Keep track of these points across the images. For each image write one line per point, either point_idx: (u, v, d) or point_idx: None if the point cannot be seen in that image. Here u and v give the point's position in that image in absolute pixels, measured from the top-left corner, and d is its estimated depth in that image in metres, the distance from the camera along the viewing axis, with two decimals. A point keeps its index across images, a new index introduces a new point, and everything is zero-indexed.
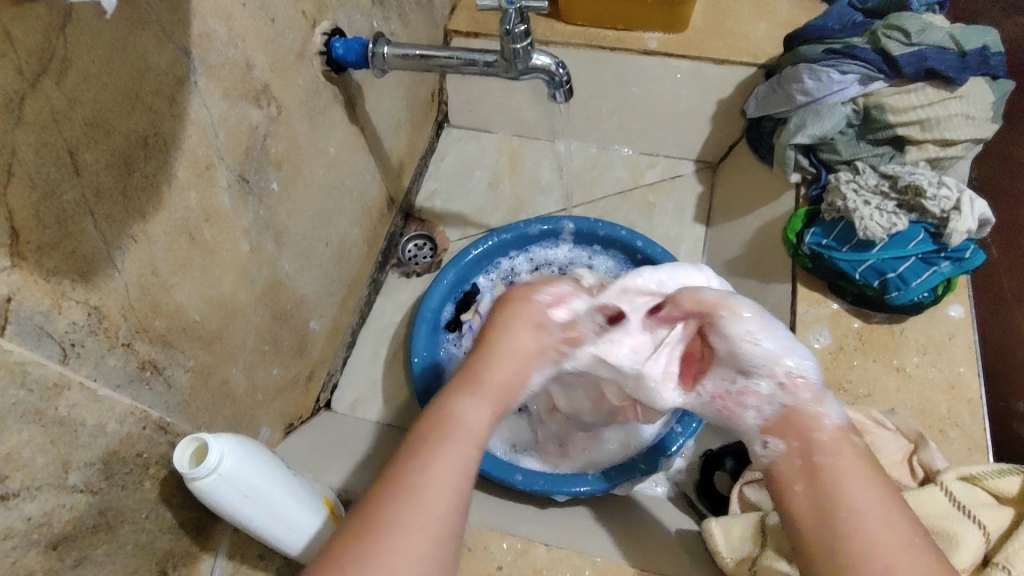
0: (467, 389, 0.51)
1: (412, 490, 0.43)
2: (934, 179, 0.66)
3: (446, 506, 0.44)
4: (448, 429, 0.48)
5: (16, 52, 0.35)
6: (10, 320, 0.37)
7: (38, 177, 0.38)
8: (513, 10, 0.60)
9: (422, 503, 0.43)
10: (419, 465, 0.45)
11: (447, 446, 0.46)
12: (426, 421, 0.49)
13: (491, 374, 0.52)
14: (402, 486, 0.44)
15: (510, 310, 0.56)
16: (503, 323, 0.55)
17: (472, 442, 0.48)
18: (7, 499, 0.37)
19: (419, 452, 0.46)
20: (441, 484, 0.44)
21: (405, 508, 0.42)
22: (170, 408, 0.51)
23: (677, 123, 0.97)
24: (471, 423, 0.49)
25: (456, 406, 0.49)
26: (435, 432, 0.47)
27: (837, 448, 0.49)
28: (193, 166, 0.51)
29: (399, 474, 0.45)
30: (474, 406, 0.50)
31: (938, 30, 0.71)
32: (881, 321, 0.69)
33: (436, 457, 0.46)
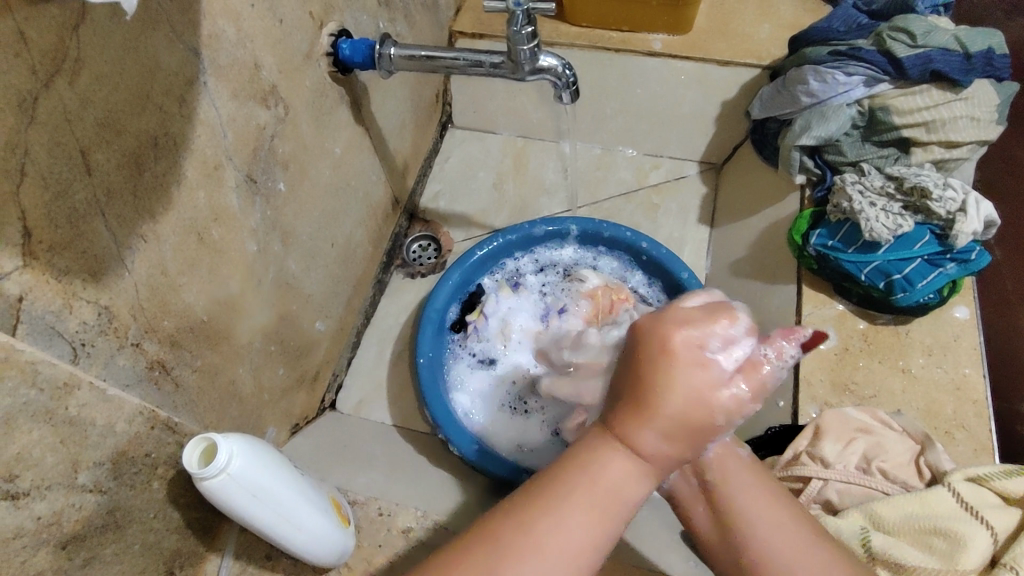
0: (628, 437, 0.40)
1: (541, 555, 0.39)
2: (940, 181, 0.66)
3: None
4: (591, 486, 0.40)
5: (29, 52, 0.35)
6: (22, 319, 0.37)
7: (50, 177, 0.38)
8: (520, 11, 0.60)
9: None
10: (541, 513, 0.40)
11: (578, 500, 0.40)
12: (576, 465, 0.41)
13: (648, 433, 0.39)
14: (531, 544, 0.39)
15: (679, 358, 0.39)
16: (666, 372, 0.39)
17: (620, 513, 0.40)
18: (18, 498, 0.37)
19: (558, 510, 0.40)
20: (570, 555, 0.39)
21: (531, 574, 0.38)
22: (177, 407, 0.51)
23: (681, 124, 0.97)
24: (621, 488, 0.40)
25: (604, 456, 0.40)
26: (583, 489, 0.40)
27: (724, 466, 0.48)
28: (202, 166, 0.51)
29: (533, 529, 0.40)
30: (628, 465, 0.40)
31: (943, 32, 0.71)
32: (887, 322, 0.69)
33: (574, 523, 0.40)
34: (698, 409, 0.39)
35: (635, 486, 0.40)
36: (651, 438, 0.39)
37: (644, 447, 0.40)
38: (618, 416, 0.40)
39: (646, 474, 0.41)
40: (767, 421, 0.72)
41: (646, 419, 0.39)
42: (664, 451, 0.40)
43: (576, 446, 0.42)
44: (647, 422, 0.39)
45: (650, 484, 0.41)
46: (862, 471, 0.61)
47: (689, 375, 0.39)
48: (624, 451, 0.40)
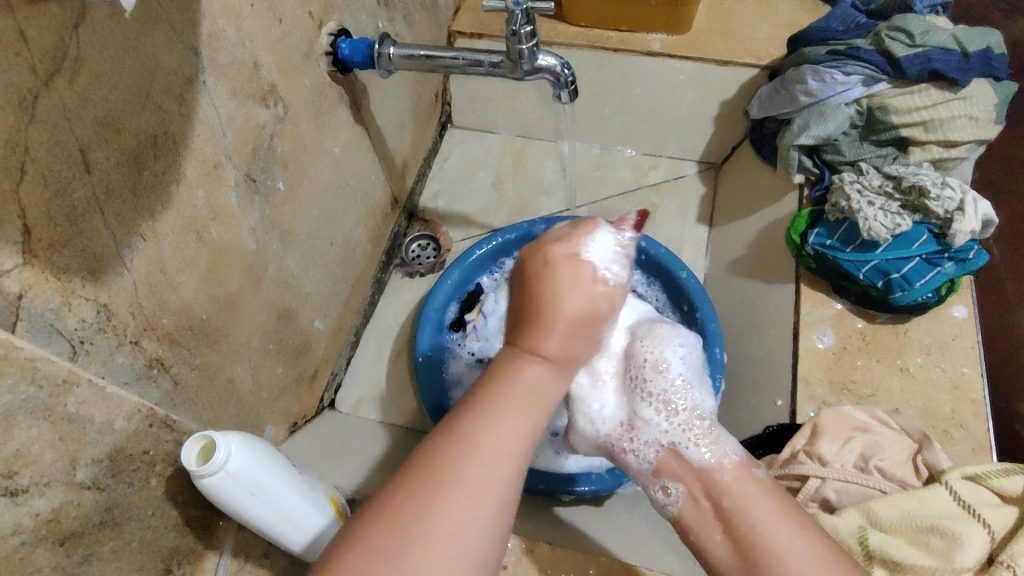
0: (535, 346, 0.51)
1: (479, 451, 0.44)
2: (937, 180, 0.66)
3: (511, 469, 0.45)
4: (508, 387, 0.48)
5: (30, 51, 0.35)
6: (22, 316, 0.37)
7: (50, 175, 0.38)
8: (519, 11, 0.60)
9: (484, 467, 0.44)
10: (472, 421, 0.46)
11: (502, 403, 0.47)
12: (495, 379, 0.49)
13: (552, 341, 0.51)
14: (469, 445, 0.44)
15: (564, 273, 0.53)
16: (556, 280, 0.53)
17: (539, 408, 0.48)
18: (17, 495, 0.37)
19: (487, 412, 0.46)
20: (506, 450, 0.45)
21: (472, 468, 0.43)
22: (176, 405, 0.51)
23: (680, 124, 0.97)
24: (537, 383, 0.49)
25: (517, 363, 0.50)
26: (501, 392, 0.48)
27: (741, 487, 0.52)
28: (201, 166, 0.52)
29: (466, 433, 0.45)
30: (537, 366, 0.50)
31: (942, 32, 0.71)
32: (885, 321, 0.69)
33: (501, 422, 0.46)
34: (590, 304, 0.53)
35: (545, 381, 0.50)
36: (555, 343, 0.51)
37: (549, 351, 0.51)
38: (520, 341, 0.52)
39: (554, 373, 0.51)
40: (765, 420, 0.73)
41: (548, 323, 0.51)
42: (565, 348, 0.52)
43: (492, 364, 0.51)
44: (546, 327, 0.51)
45: (557, 381, 0.51)
46: (860, 470, 0.61)
47: (573, 277, 0.53)
48: (533, 356, 0.50)
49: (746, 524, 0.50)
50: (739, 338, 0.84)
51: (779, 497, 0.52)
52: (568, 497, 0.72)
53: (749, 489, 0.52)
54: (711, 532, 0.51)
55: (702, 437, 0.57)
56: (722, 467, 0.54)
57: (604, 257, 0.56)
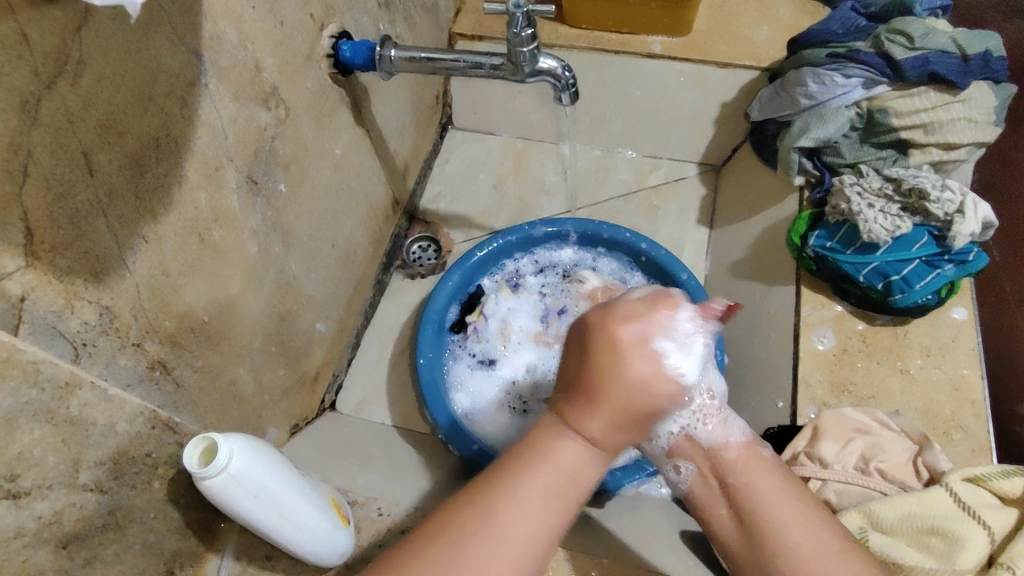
0: (585, 437, 0.45)
1: (503, 537, 0.42)
2: (938, 182, 0.67)
3: (531, 562, 0.43)
4: (541, 464, 0.45)
5: (33, 53, 0.35)
6: (25, 319, 0.37)
7: (52, 178, 0.38)
8: (520, 13, 0.60)
9: (509, 555, 0.42)
10: (500, 494, 0.44)
11: (534, 480, 0.44)
12: (532, 465, 0.45)
13: (598, 422, 0.45)
14: (494, 531, 0.42)
15: (629, 355, 0.46)
16: (616, 366, 0.46)
17: (570, 503, 0.45)
18: (20, 497, 0.37)
19: (517, 500, 0.43)
20: (530, 537, 0.43)
21: (492, 555, 0.42)
22: (179, 408, 0.51)
23: (680, 126, 0.97)
24: (576, 469, 0.45)
25: (558, 441, 0.46)
26: (540, 481, 0.44)
27: (747, 465, 0.53)
28: (203, 168, 0.52)
29: (489, 522, 0.42)
30: (580, 452, 0.45)
31: (941, 35, 0.71)
32: (885, 323, 0.69)
33: (531, 511, 0.43)
34: (654, 396, 0.47)
35: (587, 476, 0.45)
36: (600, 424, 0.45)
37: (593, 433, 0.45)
38: (567, 427, 0.46)
39: (596, 461, 0.46)
40: (766, 422, 0.73)
41: (608, 412, 0.45)
42: (621, 434, 0.47)
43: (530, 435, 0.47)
44: (597, 411, 0.45)
45: (596, 474, 0.46)
46: (860, 472, 0.61)
47: (635, 356, 0.46)
48: (578, 440, 0.45)
49: (754, 499, 0.51)
50: (740, 340, 0.85)
51: (786, 478, 0.53)
52: None
53: (758, 466, 0.53)
54: (717, 508, 0.54)
55: (715, 419, 0.55)
56: (727, 444, 0.55)
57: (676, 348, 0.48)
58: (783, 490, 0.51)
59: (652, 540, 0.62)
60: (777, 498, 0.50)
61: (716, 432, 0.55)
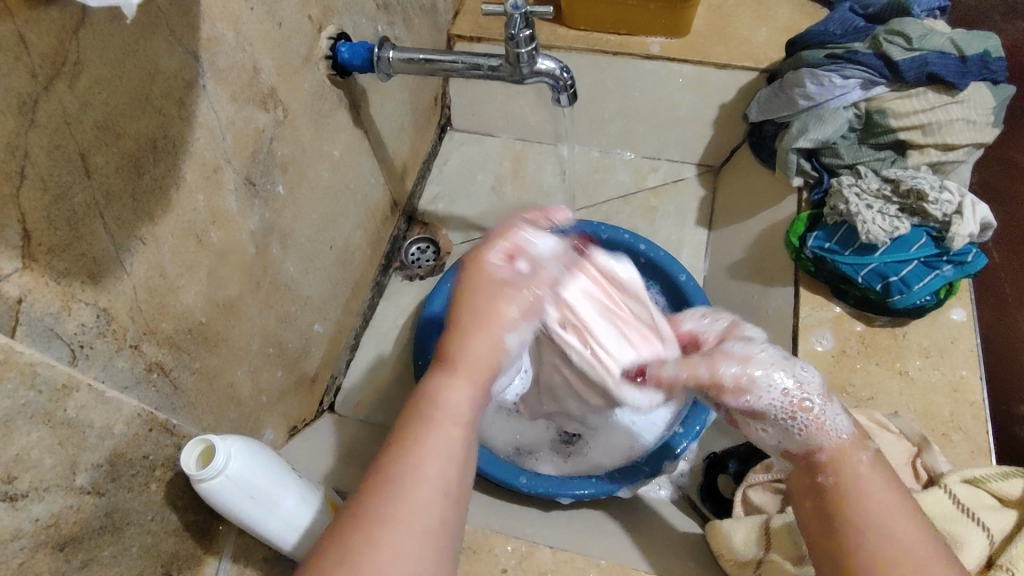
0: (446, 366, 0.47)
1: (399, 485, 0.41)
2: (935, 183, 0.67)
3: (432, 497, 0.41)
4: (430, 413, 0.45)
5: (30, 55, 0.35)
6: (21, 321, 0.37)
7: (49, 179, 0.38)
8: (518, 15, 0.61)
9: (410, 496, 0.41)
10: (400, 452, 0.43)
11: (427, 426, 0.44)
12: (408, 410, 0.46)
13: (470, 353, 0.47)
14: (388, 481, 0.41)
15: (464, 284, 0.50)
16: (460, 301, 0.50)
17: (456, 425, 0.45)
18: (16, 499, 0.37)
19: (402, 444, 0.43)
20: (428, 477, 0.42)
21: (391, 503, 0.40)
22: (176, 409, 0.51)
23: (679, 127, 0.98)
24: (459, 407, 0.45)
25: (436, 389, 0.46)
26: (420, 420, 0.44)
27: (839, 463, 0.48)
28: (201, 169, 0.52)
29: (388, 478, 0.41)
30: (450, 382, 0.46)
31: (940, 36, 0.71)
32: (884, 325, 0.69)
33: (423, 446, 0.43)
34: (499, 312, 0.49)
35: (466, 400, 0.46)
36: (476, 351, 0.48)
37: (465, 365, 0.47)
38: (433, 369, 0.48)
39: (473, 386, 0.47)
40: None
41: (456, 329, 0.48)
42: (483, 347, 0.48)
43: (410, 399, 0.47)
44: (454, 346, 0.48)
45: (477, 398, 0.47)
46: None
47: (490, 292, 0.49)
48: (446, 375, 0.47)
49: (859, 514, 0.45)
50: None
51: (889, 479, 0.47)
52: (568, 499, 0.71)
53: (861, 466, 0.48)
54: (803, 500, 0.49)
55: (813, 415, 0.50)
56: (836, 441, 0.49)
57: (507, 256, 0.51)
58: (891, 502, 0.46)
59: (650, 541, 0.62)
60: (891, 516, 0.45)
61: (813, 433, 0.50)
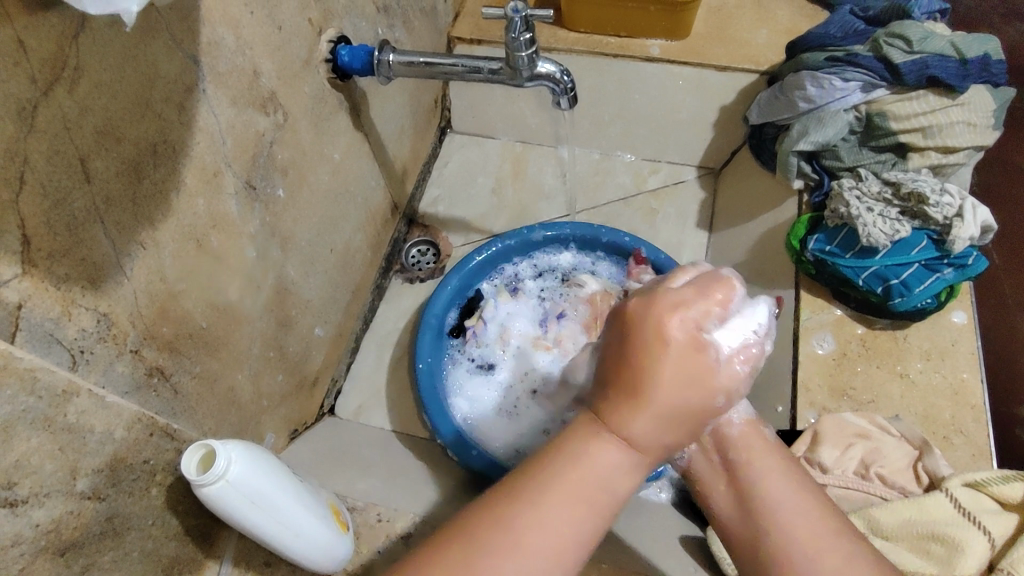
0: (629, 419, 0.40)
1: (524, 549, 0.38)
2: (937, 186, 0.66)
3: (552, 573, 0.38)
4: (576, 481, 0.39)
5: (29, 61, 0.35)
6: (22, 326, 0.37)
7: (49, 185, 0.38)
8: (518, 18, 0.61)
9: (529, 562, 0.38)
10: (527, 508, 0.39)
11: (566, 494, 0.39)
12: (558, 460, 0.40)
13: (646, 427, 0.40)
14: (509, 536, 0.38)
15: (670, 339, 0.40)
16: (657, 353, 0.40)
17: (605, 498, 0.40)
18: (17, 505, 0.37)
19: (535, 502, 0.39)
20: (555, 547, 0.38)
21: (508, 563, 0.37)
22: (176, 414, 0.51)
23: (679, 129, 0.97)
24: (610, 481, 0.40)
25: (596, 449, 0.40)
26: (564, 481, 0.40)
27: (747, 443, 0.50)
28: (201, 173, 0.52)
29: (494, 534, 0.38)
30: (618, 453, 0.40)
31: (940, 38, 0.71)
32: (885, 327, 0.69)
33: (551, 516, 0.39)
34: (676, 379, 0.40)
35: (620, 476, 0.40)
36: (649, 430, 0.40)
37: (636, 438, 0.40)
38: (597, 420, 0.41)
39: (635, 465, 0.41)
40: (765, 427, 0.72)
41: (641, 383, 0.40)
42: (652, 429, 0.40)
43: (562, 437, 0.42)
44: (639, 408, 0.40)
45: (633, 481, 0.41)
46: (860, 477, 0.61)
47: (683, 359, 0.40)
48: (614, 439, 0.40)
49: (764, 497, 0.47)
50: None
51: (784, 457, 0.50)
52: None
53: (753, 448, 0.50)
54: (717, 486, 0.50)
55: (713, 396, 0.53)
56: (730, 423, 0.51)
57: (731, 337, 0.43)
58: (783, 477, 0.48)
59: (651, 545, 0.62)
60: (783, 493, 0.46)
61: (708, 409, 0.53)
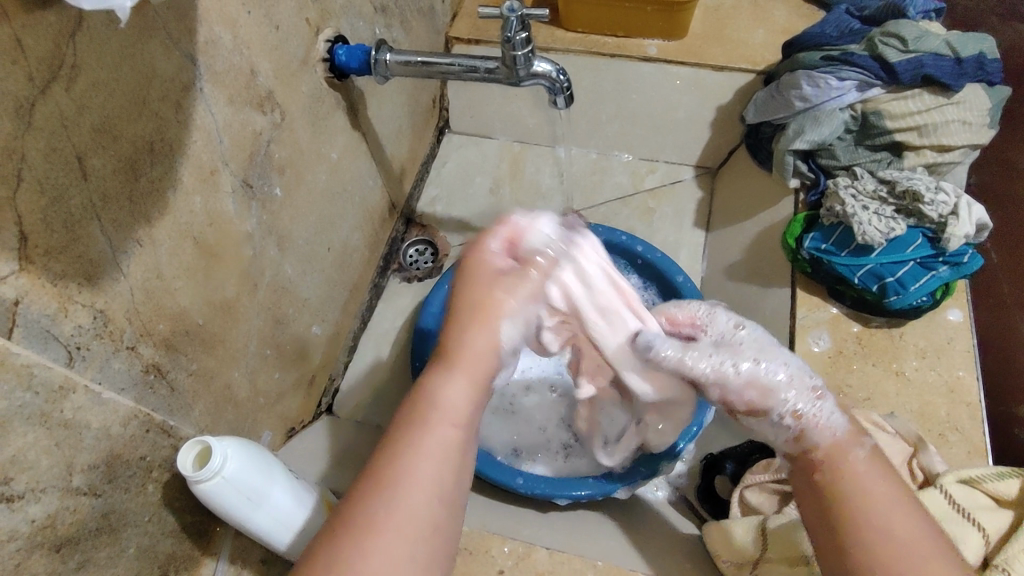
0: (442, 364, 0.47)
1: (398, 488, 0.41)
2: (932, 184, 0.67)
3: (427, 505, 0.41)
4: (427, 416, 0.44)
5: (27, 59, 0.35)
6: (18, 322, 0.37)
7: (46, 182, 0.38)
8: (514, 18, 0.61)
9: (405, 502, 0.41)
10: (394, 456, 0.43)
11: (423, 430, 0.44)
12: (408, 408, 0.46)
13: (478, 341, 0.47)
14: (384, 483, 0.41)
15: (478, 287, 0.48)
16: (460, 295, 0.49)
17: (454, 426, 0.45)
18: (13, 500, 0.37)
19: (402, 450, 0.43)
20: (425, 480, 0.42)
21: (388, 504, 0.41)
22: (173, 411, 0.51)
23: (677, 129, 0.98)
24: (457, 405, 0.45)
25: (434, 384, 0.46)
26: (416, 419, 0.44)
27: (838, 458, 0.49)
28: (198, 172, 0.52)
29: (372, 479, 0.42)
30: (456, 383, 0.46)
31: (935, 37, 0.71)
32: (881, 325, 0.69)
33: (416, 450, 0.43)
34: (493, 299, 0.48)
35: (464, 398, 0.46)
36: (481, 342, 0.47)
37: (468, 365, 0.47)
38: (432, 367, 0.48)
39: (476, 389, 0.47)
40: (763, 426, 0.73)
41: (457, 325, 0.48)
42: (482, 341, 0.47)
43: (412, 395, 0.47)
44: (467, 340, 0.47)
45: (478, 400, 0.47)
46: None
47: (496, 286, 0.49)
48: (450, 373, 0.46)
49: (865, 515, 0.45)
50: None
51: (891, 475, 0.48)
52: (564, 501, 0.72)
53: (860, 466, 0.48)
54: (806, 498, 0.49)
55: (808, 412, 0.51)
56: (815, 431, 0.50)
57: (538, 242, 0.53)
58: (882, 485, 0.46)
59: (649, 542, 0.62)
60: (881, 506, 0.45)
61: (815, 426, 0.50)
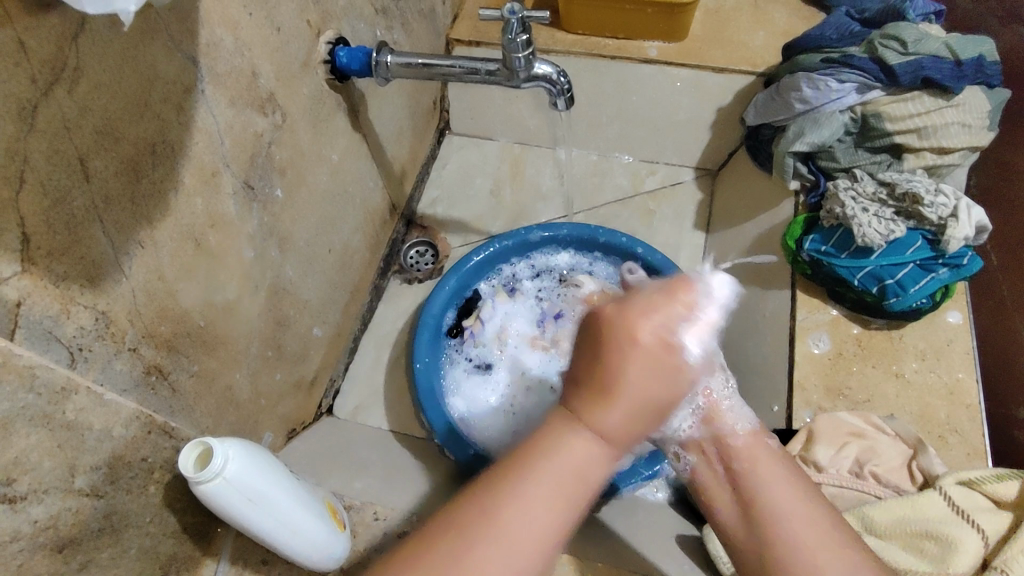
0: (597, 409, 0.38)
1: (500, 545, 0.37)
2: (932, 186, 0.67)
3: (529, 573, 0.37)
4: (550, 479, 0.38)
5: (29, 60, 0.35)
6: (21, 324, 0.37)
7: (49, 184, 0.38)
8: (514, 20, 0.61)
9: (503, 563, 0.37)
10: (498, 503, 0.37)
11: (538, 490, 0.38)
12: (528, 456, 0.39)
13: (619, 420, 0.38)
14: (488, 533, 0.37)
15: (636, 343, 0.38)
16: (615, 343, 0.38)
17: (573, 498, 0.38)
18: (16, 502, 0.37)
19: (506, 501, 0.37)
20: (530, 543, 0.37)
21: (489, 561, 0.36)
22: (174, 412, 0.51)
23: (678, 131, 0.98)
24: (587, 474, 0.38)
25: (566, 438, 0.39)
26: (535, 478, 0.38)
27: (753, 453, 0.52)
28: (199, 173, 0.52)
29: (467, 529, 0.37)
30: (593, 452, 0.38)
31: (934, 40, 0.72)
32: (881, 327, 0.69)
33: (527, 511, 0.37)
34: (646, 368, 0.38)
35: (595, 474, 0.39)
36: (620, 422, 0.38)
37: (611, 435, 0.38)
38: (566, 409, 0.40)
39: (609, 463, 0.39)
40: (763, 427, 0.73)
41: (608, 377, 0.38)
42: (625, 425, 0.38)
43: (535, 432, 0.40)
44: (610, 404, 0.38)
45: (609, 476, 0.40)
46: (855, 475, 0.61)
47: (664, 361, 0.38)
48: (585, 432, 0.38)
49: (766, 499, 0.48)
50: (738, 344, 0.84)
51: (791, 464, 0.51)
52: None
53: (762, 456, 0.52)
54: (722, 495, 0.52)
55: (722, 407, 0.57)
56: (736, 434, 0.54)
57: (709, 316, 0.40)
58: (783, 479, 0.49)
59: (648, 543, 0.62)
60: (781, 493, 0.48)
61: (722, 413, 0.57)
